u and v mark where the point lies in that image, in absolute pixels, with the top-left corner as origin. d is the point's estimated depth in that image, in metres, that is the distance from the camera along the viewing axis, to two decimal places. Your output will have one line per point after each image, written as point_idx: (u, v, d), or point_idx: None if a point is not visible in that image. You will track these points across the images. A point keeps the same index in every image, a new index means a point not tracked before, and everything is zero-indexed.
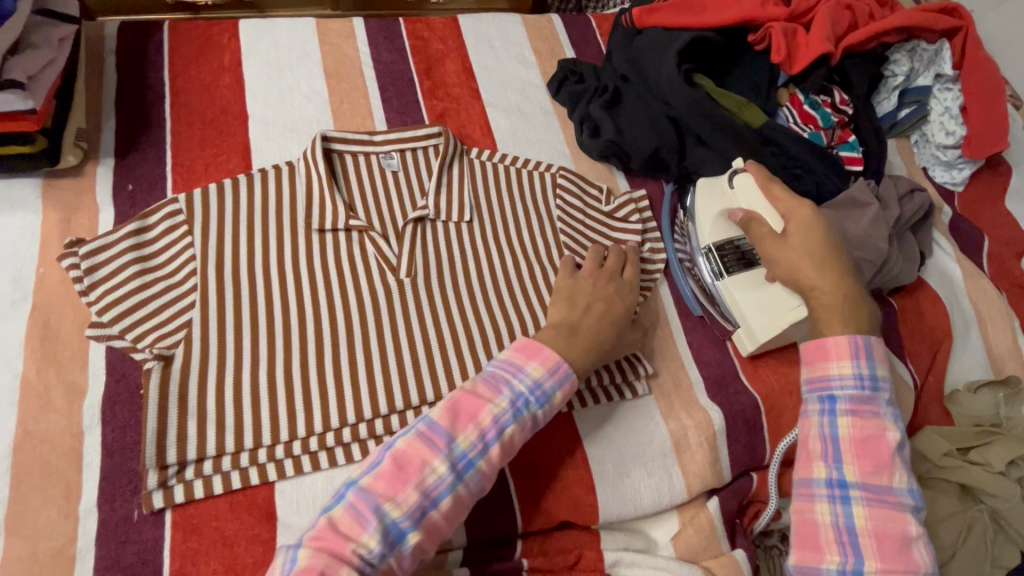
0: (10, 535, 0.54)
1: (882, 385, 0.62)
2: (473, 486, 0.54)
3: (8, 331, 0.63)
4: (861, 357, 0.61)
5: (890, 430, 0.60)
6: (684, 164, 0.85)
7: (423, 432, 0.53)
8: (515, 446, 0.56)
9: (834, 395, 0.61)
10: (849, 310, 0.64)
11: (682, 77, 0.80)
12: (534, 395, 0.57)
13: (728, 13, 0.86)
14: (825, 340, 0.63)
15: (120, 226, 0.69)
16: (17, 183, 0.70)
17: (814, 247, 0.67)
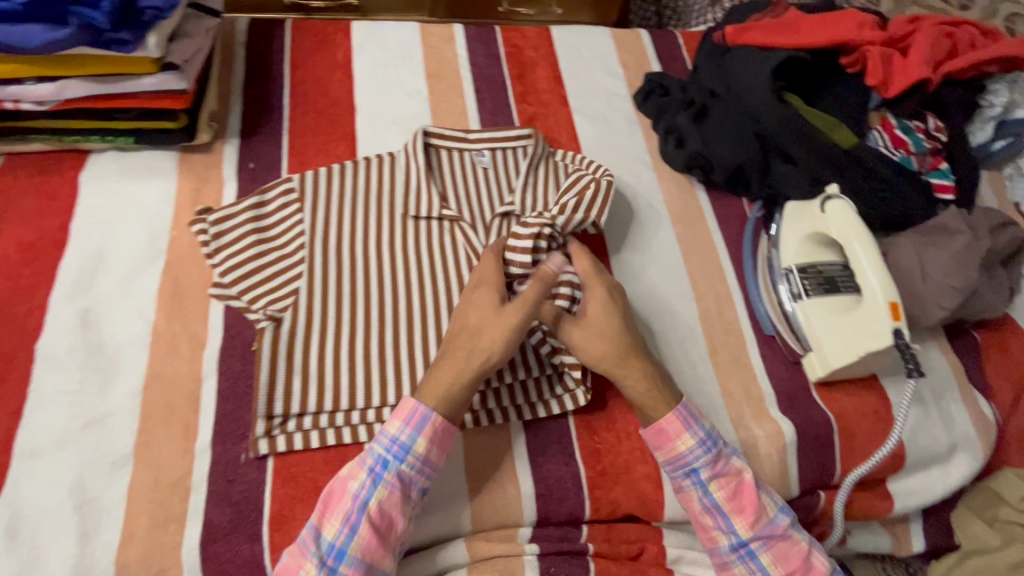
0: (137, 462, 0.60)
1: (719, 435, 0.65)
2: (353, 574, 0.56)
3: (143, 283, 0.70)
4: (692, 426, 0.64)
5: (745, 472, 0.64)
6: (767, 182, 0.86)
7: (294, 548, 0.56)
8: (390, 514, 0.58)
9: (695, 468, 0.64)
10: (656, 390, 0.65)
11: (774, 96, 0.83)
12: (392, 452, 0.59)
13: (824, 35, 0.87)
14: (661, 423, 0.64)
15: (242, 200, 0.76)
16: (157, 154, 0.78)
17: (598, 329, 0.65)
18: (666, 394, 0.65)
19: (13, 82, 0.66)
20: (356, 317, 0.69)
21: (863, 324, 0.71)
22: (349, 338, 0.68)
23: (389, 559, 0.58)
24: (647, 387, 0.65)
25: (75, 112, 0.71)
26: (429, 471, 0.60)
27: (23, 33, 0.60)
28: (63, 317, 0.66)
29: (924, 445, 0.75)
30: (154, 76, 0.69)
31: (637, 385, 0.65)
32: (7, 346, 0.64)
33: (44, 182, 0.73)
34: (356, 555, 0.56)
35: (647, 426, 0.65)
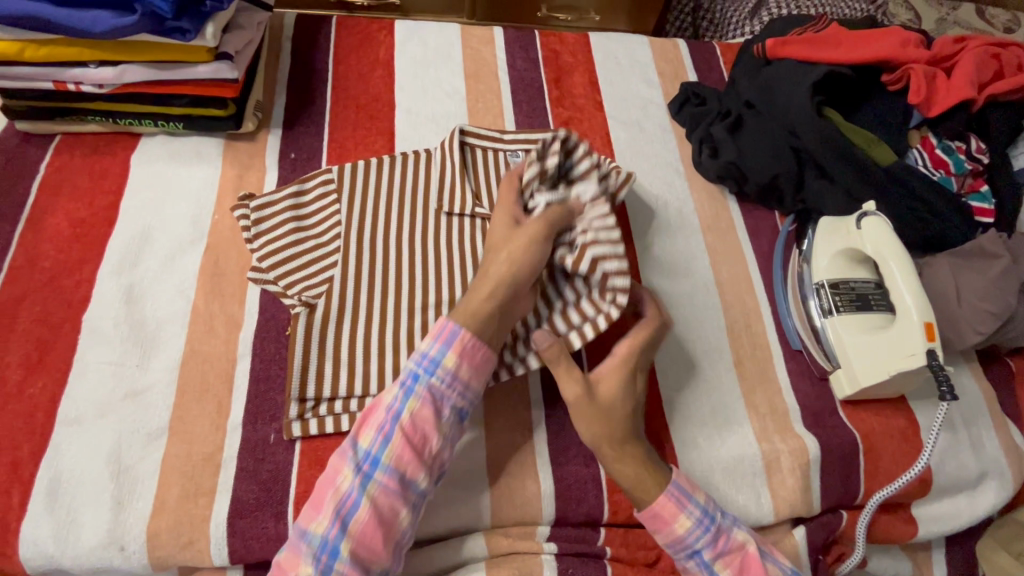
0: (172, 435, 0.62)
1: (716, 509, 0.62)
2: (388, 481, 0.56)
3: (185, 264, 0.72)
4: (689, 504, 0.61)
5: (748, 544, 0.61)
6: (801, 197, 0.85)
7: (335, 455, 0.58)
8: (424, 429, 0.58)
9: (695, 549, 0.61)
10: (642, 474, 0.61)
11: (813, 110, 0.82)
12: (423, 366, 0.60)
13: (867, 51, 0.86)
14: (654, 507, 0.61)
15: (282, 188, 0.78)
16: (204, 139, 0.80)
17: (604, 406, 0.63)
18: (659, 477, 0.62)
19: (77, 65, 0.69)
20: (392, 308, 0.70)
21: (895, 343, 0.70)
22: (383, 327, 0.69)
23: (425, 475, 0.59)
24: (645, 466, 0.62)
25: (130, 95, 0.74)
26: (460, 388, 0.61)
27: (90, 19, 0.63)
28: (109, 291, 0.69)
29: (952, 471, 0.74)
30: (209, 64, 0.71)
31: (633, 464, 0.62)
32: (56, 316, 0.66)
33: (97, 162, 0.76)
34: (390, 464, 0.57)
35: (641, 510, 0.62)
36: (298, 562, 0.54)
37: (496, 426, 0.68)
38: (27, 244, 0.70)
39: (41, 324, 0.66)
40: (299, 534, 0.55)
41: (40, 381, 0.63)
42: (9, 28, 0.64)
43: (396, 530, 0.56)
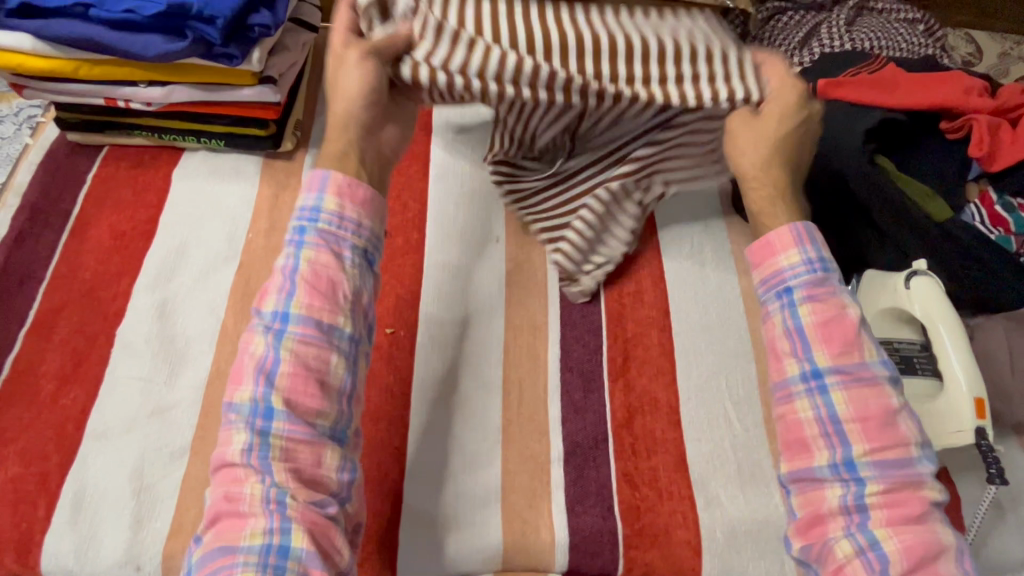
0: (193, 455, 0.63)
1: (835, 266, 0.57)
2: (303, 331, 0.52)
3: (218, 281, 0.73)
4: (806, 246, 0.56)
5: (849, 306, 0.55)
6: (845, 246, 0.82)
7: (247, 330, 0.55)
8: (327, 273, 0.53)
9: (789, 287, 0.56)
10: (780, 195, 0.59)
11: (865, 157, 0.78)
12: (307, 216, 0.55)
13: (927, 96, 0.82)
14: (767, 235, 0.58)
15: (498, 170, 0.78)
16: (243, 157, 0.81)
17: (772, 141, 0.58)
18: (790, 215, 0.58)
19: (127, 84, 0.71)
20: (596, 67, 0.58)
21: (940, 416, 0.66)
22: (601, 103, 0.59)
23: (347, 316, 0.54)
24: (774, 201, 0.59)
25: (176, 114, 0.75)
26: (353, 226, 0.55)
27: (143, 43, 0.64)
28: (143, 306, 0.70)
29: (998, 554, 0.69)
30: (253, 87, 0.72)
31: (758, 197, 0.59)
32: (91, 328, 0.68)
33: (140, 175, 0.78)
34: (302, 317, 0.52)
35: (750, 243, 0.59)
36: (233, 440, 0.51)
37: (513, 468, 0.67)
38: (69, 255, 0.72)
39: (77, 336, 0.67)
40: (230, 409, 0.52)
41: (73, 393, 0.64)
42: (65, 49, 0.66)
43: (331, 379, 0.52)
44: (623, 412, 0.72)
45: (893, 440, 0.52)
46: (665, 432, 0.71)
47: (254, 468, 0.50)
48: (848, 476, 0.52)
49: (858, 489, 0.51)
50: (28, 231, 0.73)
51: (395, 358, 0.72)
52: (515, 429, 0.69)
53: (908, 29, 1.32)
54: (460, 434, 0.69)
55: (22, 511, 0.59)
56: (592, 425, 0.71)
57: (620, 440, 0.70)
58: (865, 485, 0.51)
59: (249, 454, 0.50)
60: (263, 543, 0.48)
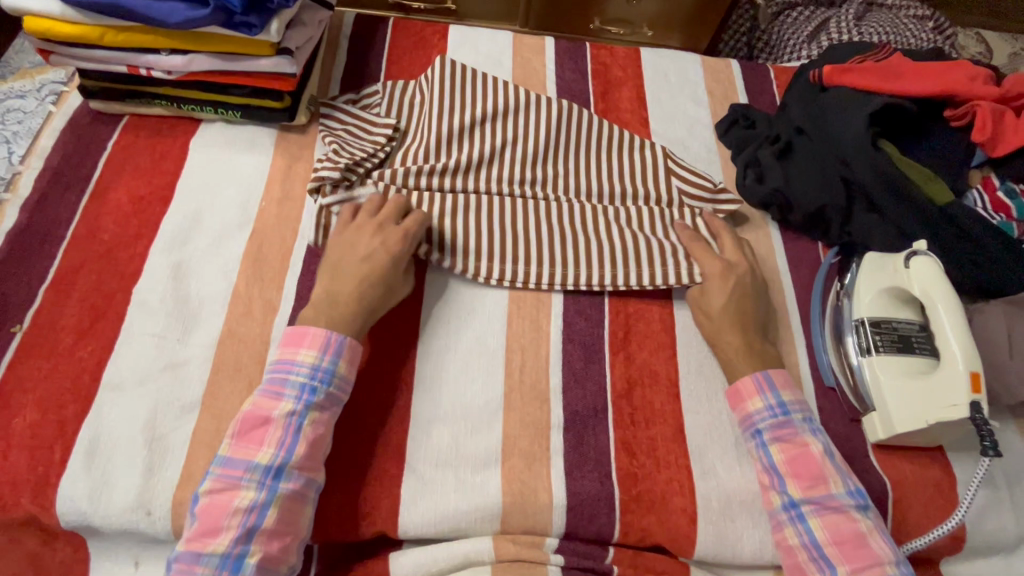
0: (204, 410, 0.65)
1: (796, 405, 0.68)
2: (296, 486, 0.58)
3: (231, 247, 0.75)
4: (766, 392, 0.68)
5: (811, 443, 0.65)
6: (847, 231, 0.83)
7: (224, 478, 0.57)
8: (324, 432, 0.61)
9: (759, 428, 0.67)
10: (748, 351, 0.71)
11: (870, 141, 0.79)
12: (316, 377, 0.62)
13: (932, 83, 0.83)
14: (736, 382, 0.70)
15: (542, 147, 0.84)
16: (259, 129, 0.84)
17: (733, 313, 0.73)
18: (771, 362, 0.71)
19: (150, 52, 0.72)
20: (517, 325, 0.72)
21: (937, 392, 0.66)
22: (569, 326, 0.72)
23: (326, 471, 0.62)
24: (740, 350, 0.71)
25: (196, 83, 0.77)
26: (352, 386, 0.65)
27: (166, 10, 0.66)
28: (158, 267, 0.72)
29: (991, 531, 0.70)
30: (271, 58, 0.74)
31: (731, 351, 0.71)
32: (108, 286, 0.70)
33: (159, 144, 0.81)
34: (294, 474, 0.58)
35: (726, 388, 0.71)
36: None
37: (514, 432, 0.69)
38: (89, 216, 0.74)
39: (94, 292, 0.69)
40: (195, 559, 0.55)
41: (89, 347, 0.66)
42: (91, 15, 0.68)
43: (302, 525, 0.59)
44: (623, 383, 0.73)
45: (868, 559, 0.60)
46: (663, 404, 0.73)
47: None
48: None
49: None
50: (50, 193, 0.75)
51: (400, 325, 0.74)
52: (516, 396, 0.71)
53: (916, 26, 1.33)
54: (462, 399, 0.70)
55: (39, 456, 0.61)
56: (592, 395, 0.72)
57: (619, 409, 0.71)
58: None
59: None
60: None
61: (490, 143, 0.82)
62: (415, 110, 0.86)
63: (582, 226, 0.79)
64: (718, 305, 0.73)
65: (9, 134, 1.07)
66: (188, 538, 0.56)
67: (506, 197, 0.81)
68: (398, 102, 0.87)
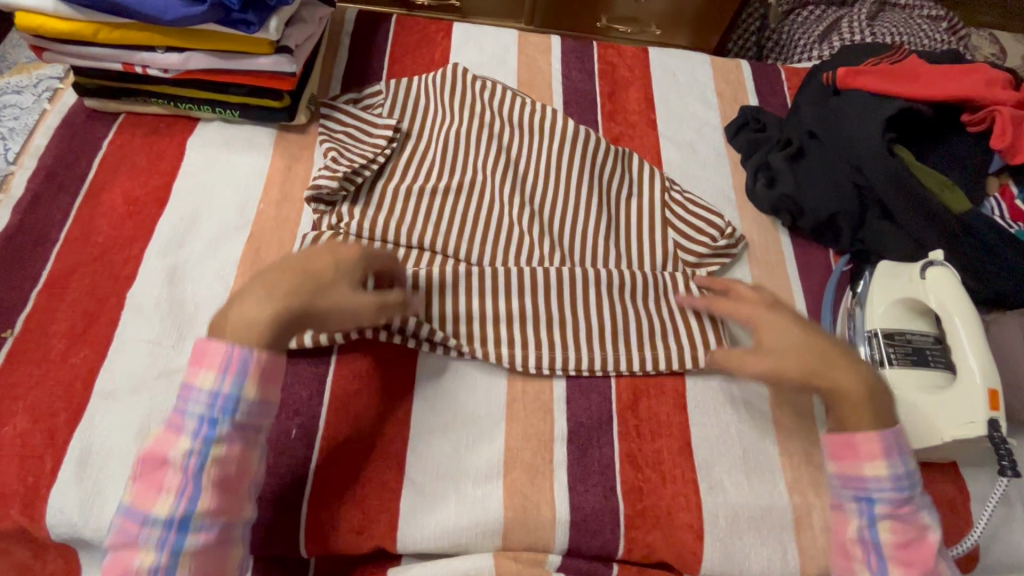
0: None
1: (917, 481, 0.60)
2: (206, 537, 0.52)
3: (227, 250, 0.73)
4: (893, 458, 0.59)
5: (930, 530, 0.59)
6: (860, 238, 0.81)
7: (124, 532, 0.52)
8: (237, 467, 0.54)
9: (872, 496, 0.59)
10: (861, 399, 0.61)
11: (885, 147, 0.77)
12: (216, 410, 0.54)
13: (949, 87, 0.81)
14: (853, 436, 0.60)
15: (536, 165, 0.82)
16: (258, 129, 0.82)
17: (823, 348, 0.63)
18: (879, 423, 0.61)
19: (145, 49, 0.70)
20: (510, 331, 0.72)
21: (953, 408, 0.64)
22: (574, 343, 0.72)
23: (246, 507, 0.55)
24: (851, 389, 0.61)
25: (193, 82, 0.75)
26: (269, 408, 0.57)
27: (161, 6, 0.64)
28: (153, 270, 0.70)
29: (1005, 551, 0.68)
30: (270, 56, 0.72)
31: (843, 395, 0.61)
32: (102, 290, 0.68)
33: (155, 143, 0.79)
34: (204, 524, 0.52)
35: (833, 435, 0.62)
36: None
37: (516, 445, 0.67)
38: (83, 217, 0.72)
39: (88, 296, 0.68)
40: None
41: (82, 353, 0.65)
42: (85, 11, 0.66)
43: (228, 566, 0.54)
44: (628, 394, 0.71)
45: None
46: (670, 416, 0.71)
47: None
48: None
49: None
50: (43, 193, 0.73)
51: None
52: (519, 406, 0.69)
53: (930, 26, 1.30)
54: (464, 410, 0.68)
55: (29, 465, 0.59)
56: (597, 406, 0.70)
57: (624, 422, 0.70)
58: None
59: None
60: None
61: (484, 159, 0.81)
62: (421, 114, 0.85)
63: (575, 253, 0.78)
64: (799, 337, 0.63)
65: (5, 130, 1.05)
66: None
67: (501, 212, 0.78)
68: (401, 103, 0.85)
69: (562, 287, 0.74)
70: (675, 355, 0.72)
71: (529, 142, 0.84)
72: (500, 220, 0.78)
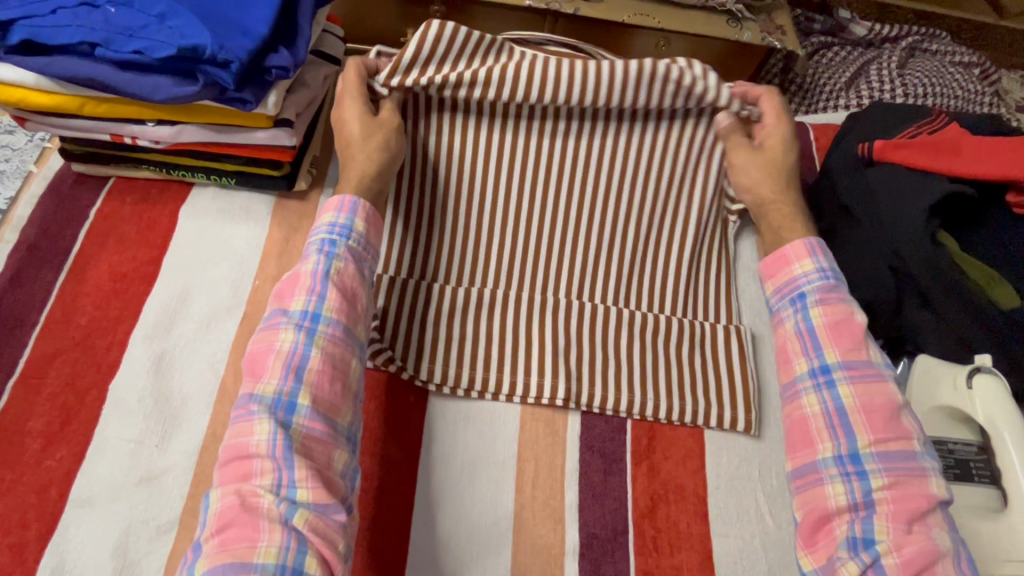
0: (182, 531, 0.58)
1: (842, 276, 0.64)
2: (334, 331, 0.55)
3: (219, 333, 0.68)
4: (818, 255, 0.64)
5: (858, 314, 0.61)
6: (895, 325, 0.75)
7: (269, 328, 0.56)
8: (352, 284, 0.59)
9: (803, 292, 0.63)
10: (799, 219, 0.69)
11: (928, 236, 0.71)
12: (335, 232, 0.60)
13: (996, 166, 0.74)
14: (783, 248, 0.66)
15: (543, 183, 0.75)
16: (256, 196, 0.77)
17: (784, 162, 0.71)
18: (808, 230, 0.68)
19: (134, 121, 0.66)
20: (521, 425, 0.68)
21: (1003, 538, 0.59)
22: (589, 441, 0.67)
23: (362, 328, 0.59)
24: (790, 220, 0.69)
25: (187, 151, 0.71)
26: (372, 249, 0.63)
27: (150, 85, 0.59)
28: (138, 359, 0.65)
29: None
30: (267, 130, 0.67)
31: (780, 216, 0.70)
32: (83, 381, 0.64)
33: (146, 212, 0.74)
34: (332, 319, 0.56)
35: (766, 258, 0.67)
36: (254, 430, 0.50)
37: (523, 560, 0.62)
38: (65, 297, 0.68)
39: (68, 388, 0.63)
40: (250, 399, 0.52)
41: (58, 454, 0.60)
42: (69, 85, 0.61)
43: (350, 376, 0.56)
44: (645, 499, 0.66)
45: (898, 432, 0.56)
46: (690, 525, 0.66)
47: (273, 462, 0.49)
48: (851, 468, 0.55)
49: (863, 484, 0.54)
50: (24, 269, 0.69)
51: (406, 428, 0.67)
52: (527, 514, 0.64)
53: (964, 75, 1.24)
54: (468, 516, 0.63)
55: None
56: (612, 513, 0.65)
57: (641, 532, 0.65)
58: (868, 479, 0.54)
59: (271, 446, 0.50)
60: (278, 563, 0.45)
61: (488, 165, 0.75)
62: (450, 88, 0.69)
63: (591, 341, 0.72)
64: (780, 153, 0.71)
65: None
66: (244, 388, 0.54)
67: (507, 236, 0.76)
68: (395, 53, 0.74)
69: (579, 375, 0.70)
70: (699, 407, 0.70)
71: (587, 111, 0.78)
72: (507, 249, 0.76)
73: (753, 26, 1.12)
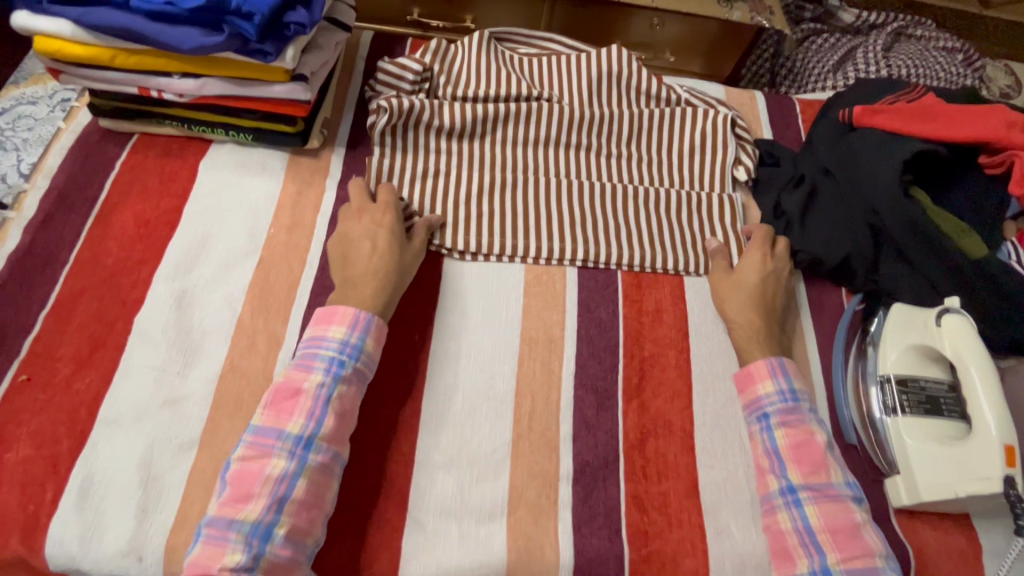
0: (202, 448, 0.63)
1: (803, 396, 0.69)
2: (324, 459, 0.59)
3: (237, 275, 0.73)
4: (777, 375, 0.70)
5: (817, 433, 0.66)
6: (874, 278, 0.79)
7: (262, 446, 0.58)
8: (348, 407, 0.63)
9: (766, 412, 0.68)
10: (765, 338, 0.74)
11: (901, 188, 0.75)
12: (345, 352, 0.64)
13: (967, 129, 0.79)
14: (748, 367, 0.71)
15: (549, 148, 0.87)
16: (271, 153, 0.82)
17: (749, 287, 0.76)
18: (769, 350, 0.73)
19: (161, 74, 0.71)
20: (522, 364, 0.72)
21: (966, 461, 0.64)
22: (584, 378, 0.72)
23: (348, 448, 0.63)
24: (752, 340, 0.73)
25: (207, 106, 0.75)
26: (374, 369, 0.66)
27: (179, 36, 0.64)
28: (161, 296, 0.70)
29: None
30: (285, 84, 0.72)
31: (743, 338, 0.74)
32: (109, 315, 0.68)
33: (167, 165, 0.79)
34: (323, 447, 0.59)
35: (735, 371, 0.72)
36: (225, 556, 0.53)
37: (520, 483, 0.66)
38: (93, 240, 0.72)
39: (95, 321, 0.67)
40: (228, 525, 0.54)
41: (87, 378, 0.64)
42: (103, 37, 0.66)
43: (327, 499, 0.59)
44: (636, 433, 0.71)
45: (860, 548, 0.60)
46: (677, 457, 0.70)
47: None
48: None
49: None
50: (55, 214, 0.73)
51: (408, 365, 0.72)
52: (524, 444, 0.68)
53: (947, 59, 1.30)
54: (469, 444, 0.68)
55: (30, 493, 0.59)
56: (604, 444, 0.69)
57: (631, 461, 0.69)
58: None
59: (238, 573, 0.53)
60: None
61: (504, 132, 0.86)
62: (463, 88, 0.87)
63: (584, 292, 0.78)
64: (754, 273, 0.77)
65: (19, 141, 1.04)
66: (219, 505, 0.56)
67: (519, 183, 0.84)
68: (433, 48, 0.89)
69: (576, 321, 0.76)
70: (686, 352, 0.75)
71: (559, 84, 0.91)
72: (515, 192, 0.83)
73: (742, 6, 1.17)
